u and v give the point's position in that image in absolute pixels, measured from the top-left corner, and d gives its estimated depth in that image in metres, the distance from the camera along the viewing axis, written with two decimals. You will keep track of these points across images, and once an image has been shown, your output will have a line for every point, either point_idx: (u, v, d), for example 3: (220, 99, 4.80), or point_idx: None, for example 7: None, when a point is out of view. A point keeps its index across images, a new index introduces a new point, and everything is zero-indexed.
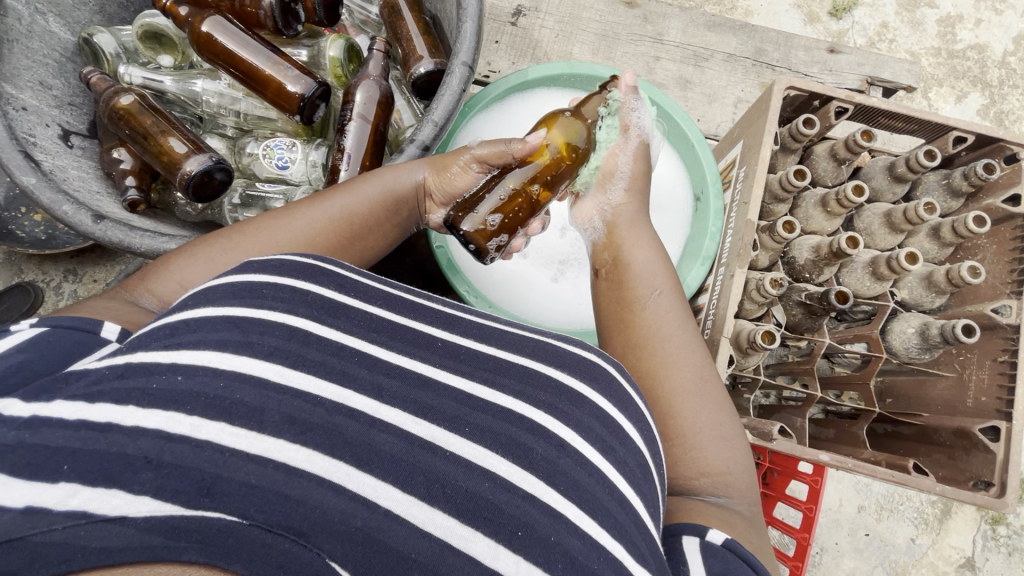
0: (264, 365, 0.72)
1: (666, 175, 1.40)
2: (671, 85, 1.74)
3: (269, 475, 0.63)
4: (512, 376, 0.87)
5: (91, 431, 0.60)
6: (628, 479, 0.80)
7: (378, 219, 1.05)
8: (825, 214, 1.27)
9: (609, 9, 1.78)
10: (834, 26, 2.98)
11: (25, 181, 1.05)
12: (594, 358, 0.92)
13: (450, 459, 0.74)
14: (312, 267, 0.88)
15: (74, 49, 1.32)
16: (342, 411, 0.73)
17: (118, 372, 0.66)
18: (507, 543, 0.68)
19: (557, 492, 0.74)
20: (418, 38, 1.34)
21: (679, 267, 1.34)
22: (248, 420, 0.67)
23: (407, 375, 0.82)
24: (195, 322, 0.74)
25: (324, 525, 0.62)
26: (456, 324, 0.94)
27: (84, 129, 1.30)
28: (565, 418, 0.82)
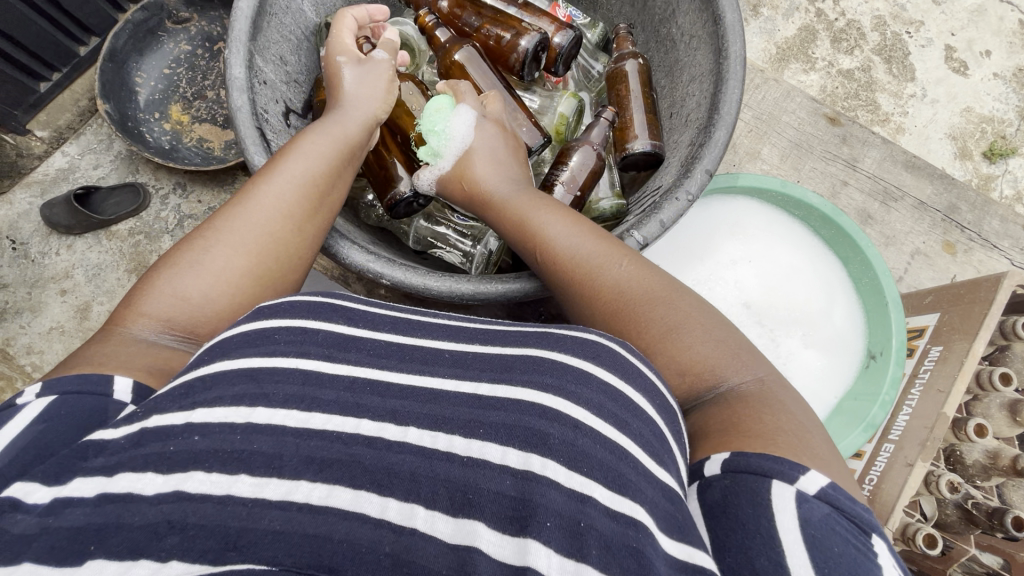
0: (281, 413, 0.68)
1: (842, 323, 1.34)
2: (851, 215, 1.67)
3: (292, 518, 0.58)
4: (514, 370, 0.79)
5: (113, 506, 0.57)
6: (647, 450, 0.70)
7: (340, 165, 1.03)
8: (1009, 420, 1.36)
9: (810, 120, 1.72)
10: (985, 169, 2.80)
11: (256, 161, 1.07)
12: (596, 336, 0.82)
13: (464, 466, 0.67)
14: (315, 304, 0.83)
15: (314, 30, 1.36)
16: (356, 442, 0.67)
17: (136, 442, 0.63)
18: (536, 534, 0.59)
19: (581, 475, 0.65)
20: (643, 115, 1.33)
21: (833, 424, 1.28)
22: (267, 469, 0.62)
23: (417, 394, 0.75)
24: (213, 378, 0.70)
25: (360, 557, 0.56)
26: (460, 332, 0.87)
27: (300, 107, 1.33)
28: (574, 398, 0.72)
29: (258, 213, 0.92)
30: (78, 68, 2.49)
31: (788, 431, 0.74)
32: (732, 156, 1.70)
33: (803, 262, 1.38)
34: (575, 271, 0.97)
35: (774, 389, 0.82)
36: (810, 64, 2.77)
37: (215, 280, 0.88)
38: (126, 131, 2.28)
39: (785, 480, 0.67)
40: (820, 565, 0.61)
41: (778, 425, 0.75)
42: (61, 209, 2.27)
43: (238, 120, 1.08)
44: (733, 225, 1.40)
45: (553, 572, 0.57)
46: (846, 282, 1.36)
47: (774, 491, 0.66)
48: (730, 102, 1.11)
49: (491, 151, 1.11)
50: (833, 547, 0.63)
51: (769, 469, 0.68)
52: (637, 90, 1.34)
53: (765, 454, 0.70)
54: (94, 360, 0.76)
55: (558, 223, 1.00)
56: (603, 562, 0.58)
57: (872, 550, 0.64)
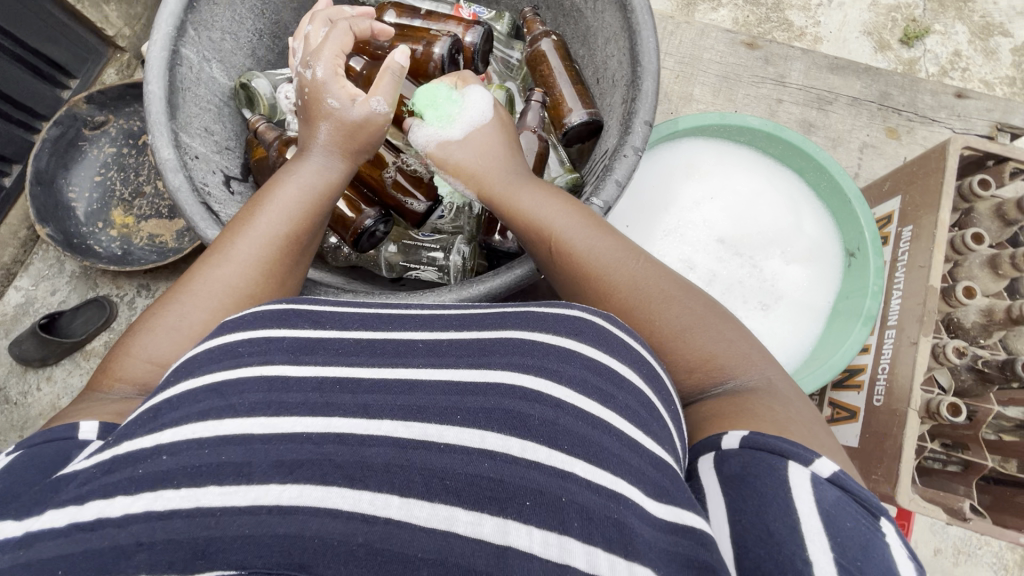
0: (248, 420, 0.67)
1: (814, 231, 1.38)
2: (794, 128, 1.71)
3: (264, 521, 0.57)
4: (493, 353, 0.79)
5: (81, 533, 0.55)
6: (635, 424, 0.74)
7: (318, 211, 1.03)
8: (992, 274, 1.40)
9: (729, 51, 1.76)
10: (905, 54, 2.88)
11: (211, 236, 1.06)
12: (577, 312, 0.84)
13: (444, 451, 0.66)
14: (281, 312, 0.82)
15: (231, 93, 1.35)
16: (327, 439, 0.66)
17: (104, 469, 0.61)
18: (516, 513, 0.61)
19: (563, 452, 0.67)
20: (570, 87, 1.34)
21: (835, 326, 1.30)
22: (236, 476, 0.61)
23: (391, 386, 0.74)
24: (178, 398, 0.69)
25: (330, 551, 0.56)
26: (434, 322, 0.86)
27: (239, 172, 1.32)
28: (557, 378, 0.74)
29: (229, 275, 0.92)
30: (9, 199, 2.43)
31: (805, 423, 0.77)
32: (668, 105, 1.73)
33: (763, 184, 1.41)
34: (581, 266, 0.98)
35: (782, 387, 0.84)
36: (716, 1, 2.83)
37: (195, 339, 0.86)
38: (77, 251, 2.25)
39: (803, 461, 0.69)
40: (837, 548, 0.63)
41: (784, 414, 0.78)
42: (28, 342, 2.21)
43: (181, 201, 1.08)
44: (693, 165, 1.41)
45: (536, 548, 0.59)
46: (806, 192, 1.40)
47: (787, 472, 0.69)
48: (648, 51, 1.13)
49: (484, 141, 1.11)
50: (840, 518, 0.65)
51: (787, 450, 0.71)
52: (558, 66, 1.35)
53: (783, 438, 0.72)
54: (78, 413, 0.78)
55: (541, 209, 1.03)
56: (585, 532, 0.61)
57: (878, 529, 0.67)
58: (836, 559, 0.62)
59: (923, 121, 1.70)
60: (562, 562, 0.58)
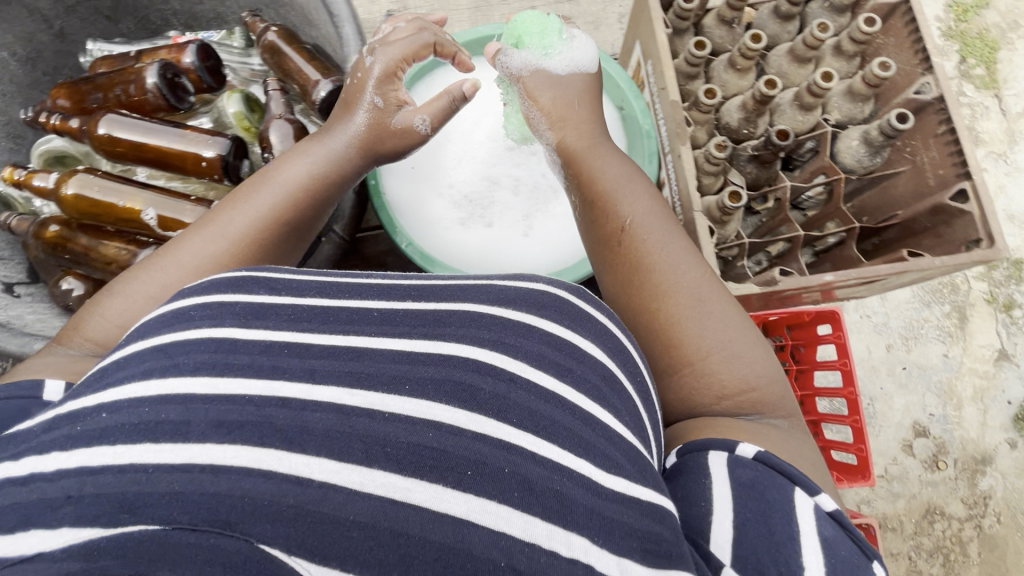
0: (256, 380, 0.80)
1: None
2: None
3: (199, 481, 0.67)
4: (450, 323, 0.96)
5: (89, 474, 0.67)
6: (552, 374, 0.91)
7: (291, 206, 1.23)
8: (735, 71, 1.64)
9: None
10: None
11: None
12: (544, 286, 1.06)
13: (390, 423, 0.79)
14: (237, 280, 0.98)
15: None
16: (272, 403, 0.78)
17: (45, 427, 0.74)
18: (459, 484, 0.75)
19: (481, 419, 0.82)
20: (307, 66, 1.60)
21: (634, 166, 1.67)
22: (171, 435, 0.72)
23: (342, 351, 0.88)
24: (129, 357, 0.84)
25: (254, 515, 0.65)
26: (377, 300, 1.00)
27: (23, 277, 1.65)
28: (514, 350, 0.92)
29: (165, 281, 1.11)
30: None
31: (793, 456, 1.04)
32: None
33: None
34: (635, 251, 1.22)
35: (766, 368, 1.14)
36: None
37: (148, 299, 1.09)
38: None
39: (810, 491, 0.95)
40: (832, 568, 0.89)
41: (782, 449, 1.04)
42: None
43: None
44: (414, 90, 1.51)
45: (474, 516, 0.73)
46: None
47: (800, 500, 0.94)
48: None
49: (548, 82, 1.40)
50: (836, 543, 0.91)
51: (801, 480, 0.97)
52: (289, 51, 1.61)
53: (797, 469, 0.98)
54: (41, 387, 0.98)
55: (614, 178, 1.29)
56: (527, 505, 0.76)
57: (867, 565, 0.92)
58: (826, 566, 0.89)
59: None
60: (506, 531, 0.73)
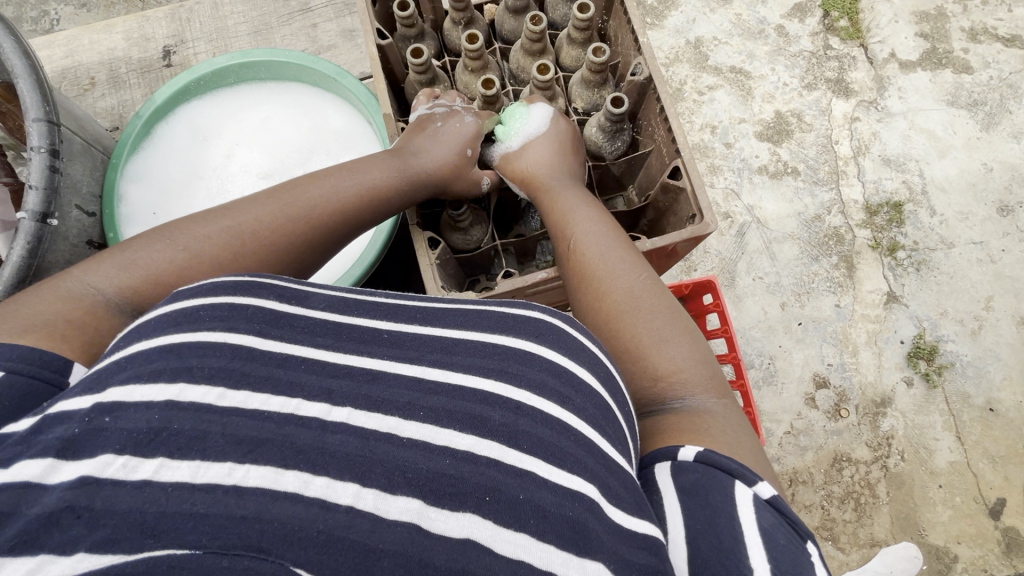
0: (480, 382, 0.69)
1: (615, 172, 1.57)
2: None
3: (220, 502, 0.49)
4: (457, 355, 0.72)
5: (282, 441, 0.55)
6: (594, 424, 0.69)
7: (392, 188, 1.03)
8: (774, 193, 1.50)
9: None
10: None
11: None
12: (538, 314, 0.79)
13: (407, 446, 0.59)
14: (246, 283, 0.72)
15: None
16: (287, 421, 0.58)
17: (35, 431, 0.52)
18: (474, 508, 0.57)
19: (520, 452, 0.62)
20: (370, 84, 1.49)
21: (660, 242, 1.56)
22: (187, 451, 0.52)
23: (557, 377, 0.71)
24: (130, 357, 0.60)
25: (291, 536, 0.48)
26: (412, 342, 0.73)
27: None
28: (518, 380, 0.69)
29: (359, 190, 0.98)
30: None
31: (740, 454, 0.75)
32: None
33: None
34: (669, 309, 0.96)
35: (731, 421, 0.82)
36: None
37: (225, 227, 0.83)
38: None
39: (746, 481, 0.70)
40: None
41: (721, 439, 0.77)
42: None
43: None
44: (343, 129, 1.49)
45: (492, 543, 0.55)
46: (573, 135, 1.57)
47: (734, 493, 0.69)
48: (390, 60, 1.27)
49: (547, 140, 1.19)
50: (774, 537, 0.66)
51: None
52: None
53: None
54: (147, 265, 0.77)
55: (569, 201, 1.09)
56: (540, 530, 0.57)
57: (806, 551, 0.68)
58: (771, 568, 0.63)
59: None
60: (519, 557, 0.55)
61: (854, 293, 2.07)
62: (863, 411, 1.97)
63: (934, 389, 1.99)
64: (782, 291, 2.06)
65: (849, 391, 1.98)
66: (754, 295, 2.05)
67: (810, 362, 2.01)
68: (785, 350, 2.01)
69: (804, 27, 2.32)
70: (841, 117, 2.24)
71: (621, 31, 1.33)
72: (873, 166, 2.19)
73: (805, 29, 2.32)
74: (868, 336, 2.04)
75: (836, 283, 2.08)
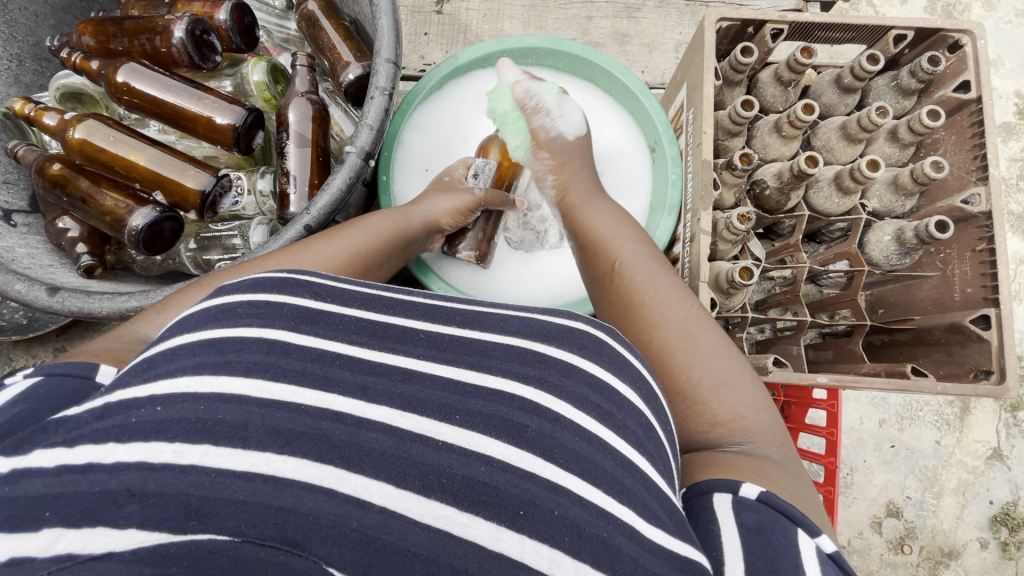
0: (515, 385, 0.52)
1: None
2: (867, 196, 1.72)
3: (261, 491, 0.39)
4: (496, 357, 0.54)
5: (334, 427, 0.45)
6: (637, 446, 0.51)
7: (392, 255, 0.72)
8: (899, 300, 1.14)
9: None
10: None
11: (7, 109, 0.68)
12: (582, 326, 0.58)
13: (442, 450, 0.46)
14: (282, 278, 0.55)
15: None
16: (323, 415, 0.46)
17: (95, 415, 0.41)
18: (508, 523, 0.43)
19: (557, 467, 0.47)
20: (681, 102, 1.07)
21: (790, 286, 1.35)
22: (232, 439, 0.42)
23: (590, 383, 0.53)
24: (176, 347, 0.47)
25: (325, 530, 0.39)
26: (437, 313, 0.58)
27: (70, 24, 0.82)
28: (556, 390, 0.52)
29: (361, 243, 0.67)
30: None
31: (802, 501, 0.53)
32: None
33: None
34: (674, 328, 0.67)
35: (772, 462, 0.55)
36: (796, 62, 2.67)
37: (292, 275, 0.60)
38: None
39: (808, 529, 0.48)
40: None
41: (798, 492, 0.53)
42: None
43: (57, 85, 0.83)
44: None
45: (526, 559, 0.42)
46: None
47: (796, 539, 0.48)
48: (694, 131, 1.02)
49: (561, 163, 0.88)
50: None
51: None
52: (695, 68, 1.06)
53: None
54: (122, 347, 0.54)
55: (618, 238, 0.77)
56: (574, 548, 0.43)
57: None
58: None
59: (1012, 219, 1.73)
60: (551, 575, 0.41)
61: (959, 436, 1.68)
62: (926, 556, 1.65)
63: (1007, 561, 1.65)
64: (886, 408, 1.68)
65: (919, 530, 1.65)
66: (855, 402, 1.68)
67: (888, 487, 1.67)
68: (868, 467, 1.66)
69: (1006, 148, 1.76)
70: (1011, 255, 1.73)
71: (954, 150, 0.85)
72: None
73: (1006, 152, 1.76)
74: (956, 484, 1.67)
75: (944, 420, 1.69)
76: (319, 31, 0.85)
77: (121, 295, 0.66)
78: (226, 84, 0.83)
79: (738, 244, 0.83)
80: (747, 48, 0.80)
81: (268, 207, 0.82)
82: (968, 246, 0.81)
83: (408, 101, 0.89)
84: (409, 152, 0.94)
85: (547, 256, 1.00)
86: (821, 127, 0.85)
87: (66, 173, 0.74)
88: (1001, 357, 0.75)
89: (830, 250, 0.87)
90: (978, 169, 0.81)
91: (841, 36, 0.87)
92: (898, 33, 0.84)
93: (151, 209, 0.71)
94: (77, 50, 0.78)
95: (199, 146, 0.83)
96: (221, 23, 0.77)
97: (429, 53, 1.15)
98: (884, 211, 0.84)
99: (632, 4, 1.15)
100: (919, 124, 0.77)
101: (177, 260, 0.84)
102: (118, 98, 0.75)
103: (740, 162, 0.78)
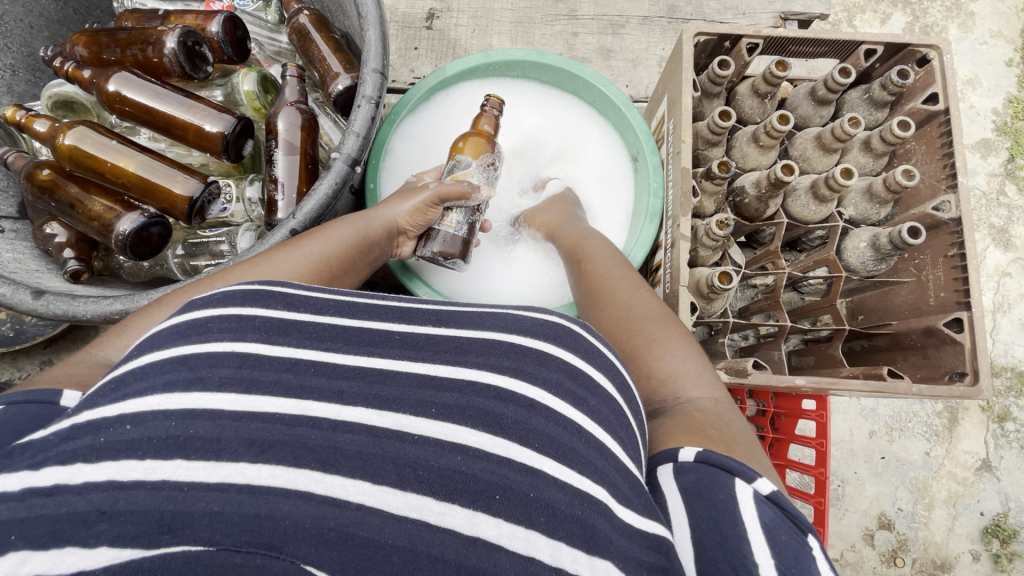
0: (497, 377, 0.52)
1: None
2: None
3: (235, 500, 0.39)
4: (471, 352, 0.55)
5: (310, 430, 0.45)
6: (610, 430, 0.52)
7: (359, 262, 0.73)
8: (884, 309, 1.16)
9: None
10: None
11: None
12: (555, 318, 0.59)
13: (419, 448, 0.46)
14: (252, 292, 0.55)
15: None
16: (300, 422, 0.45)
17: (62, 437, 0.41)
18: (484, 507, 0.43)
19: (531, 451, 0.47)
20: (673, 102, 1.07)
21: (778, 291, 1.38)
22: (205, 452, 0.42)
23: (567, 369, 0.54)
24: (145, 365, 0.47)
25: (302, 532, 0.38)
26: (410, 315, 0.59)
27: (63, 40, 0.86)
28: (531, 379, 0.52)
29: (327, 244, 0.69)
30: None
31: (739, 449, 0.54)
32: None
33: None
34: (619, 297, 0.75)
35: (705, 421, 0.57)
36: None
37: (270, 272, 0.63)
38: None
39: (744, 475, 0.49)
40: None
41: (738, 442, 0.55)
42: None
43: (44, 95, 0.85)
44: None
45: (503, 540, 0.42)
46: None
47: (734, 491, 0.49)
48: None
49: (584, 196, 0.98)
50: (775, 531, 0.46)
51: None
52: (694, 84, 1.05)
53: None
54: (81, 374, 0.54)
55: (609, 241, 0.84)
56: (550, 527, 0.43)
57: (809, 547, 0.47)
58: (774, 562, 0.45)
59: (990, 230, 1.77)
60: (528, 554, 0.41)
61: (949, 447, 1.68)
62: (919, 568, 1.62)
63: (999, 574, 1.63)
64: (875, 419, 1.68)
65: (911, 542, 1.63)
66: (846, 413, 1.68)
67: (880, 498, 1.65)
68: (858, 479, 1.65)
69: (984, 163, 1.81)
70: (992, 267, 1.76)
71: (926, 158, 0.88)
72: (1012, 328, 1.73)
73: (985, 167, 1.81)
74: (948, 495, 1.66)
75: (933, 431, 1.69)
76: (309, 44, 0.87)
77: (105, 300, 0.66)
78: (216, 94, 0.85)
79: (718, 251, 0.86)
80: (725, 62, 0.83)
81: (255, 214, 0.84)
82: (941, 251, 0.83)
83: (395, 112, 0.91)
84: (400, 163, 0.96)
85: (536, 262, 1.02)
86: (799, 138, 0.88)
87: (54, 179, 0.75)
88: (975, 358, 0.77)
89: (810, 257, 0.88)
90: (948, 177, 0.84)
91: (816, 50, 0.91)
92: (868, 47, 0.88)
93: (140, 214, 0.73)
94: (70, 59, 0.80)
95: (188, 154, 0.84)
96: (213, 35, 0.78)
97: (418, 67, 1.18)
98: (859, 218, 0.86)
99: (616, 21, 1.18)
100: (891, 135, 0.80)
101: (164, 267, 0.84)
102: (109, 107, 0.76)
103: (718, 171, 0.80)
